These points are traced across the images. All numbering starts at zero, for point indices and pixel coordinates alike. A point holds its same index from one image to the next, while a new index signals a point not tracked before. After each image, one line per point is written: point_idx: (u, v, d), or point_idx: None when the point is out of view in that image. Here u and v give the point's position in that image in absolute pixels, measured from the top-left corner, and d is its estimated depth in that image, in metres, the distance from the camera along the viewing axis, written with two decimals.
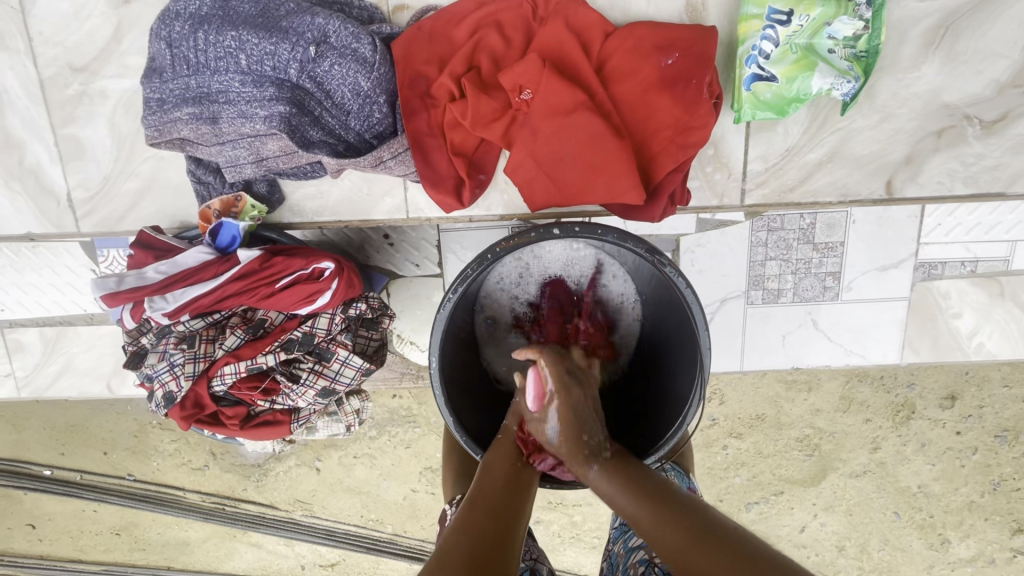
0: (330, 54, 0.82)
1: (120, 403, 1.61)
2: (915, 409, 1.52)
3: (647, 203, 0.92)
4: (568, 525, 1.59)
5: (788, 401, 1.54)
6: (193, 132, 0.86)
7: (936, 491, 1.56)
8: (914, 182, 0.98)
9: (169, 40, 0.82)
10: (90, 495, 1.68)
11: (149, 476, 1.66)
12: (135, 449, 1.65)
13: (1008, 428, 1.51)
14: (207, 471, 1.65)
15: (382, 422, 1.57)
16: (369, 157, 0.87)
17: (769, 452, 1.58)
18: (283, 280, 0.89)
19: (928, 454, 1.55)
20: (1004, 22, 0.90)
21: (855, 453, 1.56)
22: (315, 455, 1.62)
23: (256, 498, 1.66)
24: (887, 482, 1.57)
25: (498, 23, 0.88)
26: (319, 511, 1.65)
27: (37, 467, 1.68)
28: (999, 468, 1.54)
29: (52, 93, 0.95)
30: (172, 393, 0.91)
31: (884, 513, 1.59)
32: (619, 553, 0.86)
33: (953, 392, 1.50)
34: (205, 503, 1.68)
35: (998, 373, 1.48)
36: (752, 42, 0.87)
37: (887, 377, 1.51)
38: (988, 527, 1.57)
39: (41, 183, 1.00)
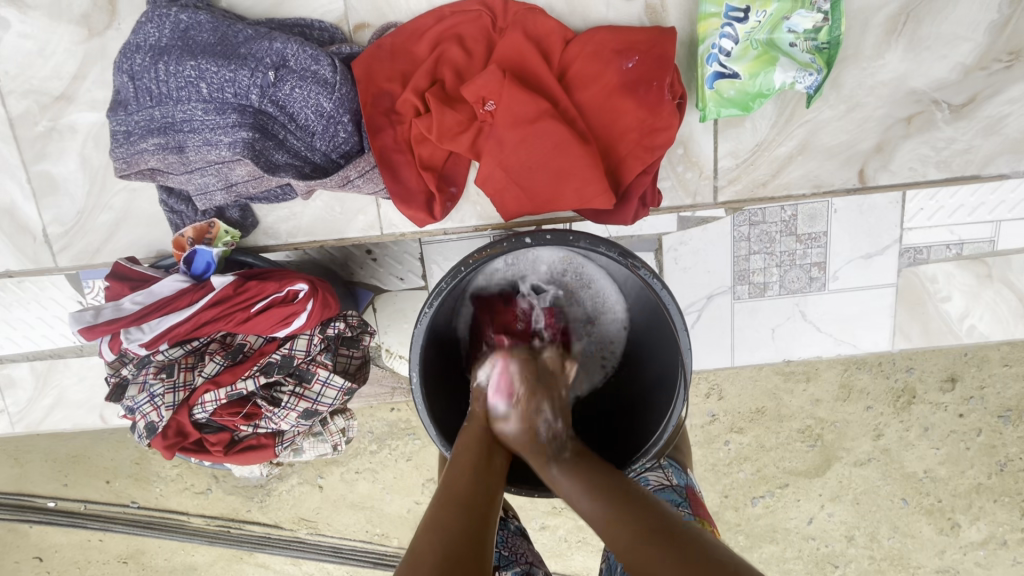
0: (291, 77, 0.82)
1: (118, 431, 1.62)
2: (915, 393, 1.51)
3: (618, 207, 0.92)
4: (574, 529, 1.58)
5: (788, 392, 1.53)
6: (160, 162, 0.87)
7: (942, 475, 1.55)
8: (886, 169, 0.98)
9: (131, 72, 0.83)
10: (94, 525, 1.68)
11: (152, 502, 1.66)
12: (136, 477, 1.66)
13: (1011, 408, 1.50)
14: (210, 495, 1.65)
15: (381, 436, 1.57)
16: (336, 177, 0.88)
17: (771, 445, 1.57)
18: (258, 305, 0.89)
19: (931, 438, 1.53)
20: (965, 6, 0.90)
21: (858, 441, 1.55)
22: (317, 472, 1.62)
23: (260, 519, 1.66)
24: (893, 469, 1.56)
25: (458, 36, 0.88)
26: (323, 529, 1.65)
27: (41, 499, 1.69)
28: (1005, 449, 1.52)
29: (23, 131, 0.96)
30: (154, 423, 0.91)
31: (891, 501, 1.58)
32: (616, 554, 0.85)
33: (953, 373, 1.49)
34: (210, 527, 1.67)
35: (997, 352, 1.47)
36: (711, 41, 0.87)
37: (885, 363, 1.50)
38: (998, 509, 1.55)
39: (17, 220, 1.00)
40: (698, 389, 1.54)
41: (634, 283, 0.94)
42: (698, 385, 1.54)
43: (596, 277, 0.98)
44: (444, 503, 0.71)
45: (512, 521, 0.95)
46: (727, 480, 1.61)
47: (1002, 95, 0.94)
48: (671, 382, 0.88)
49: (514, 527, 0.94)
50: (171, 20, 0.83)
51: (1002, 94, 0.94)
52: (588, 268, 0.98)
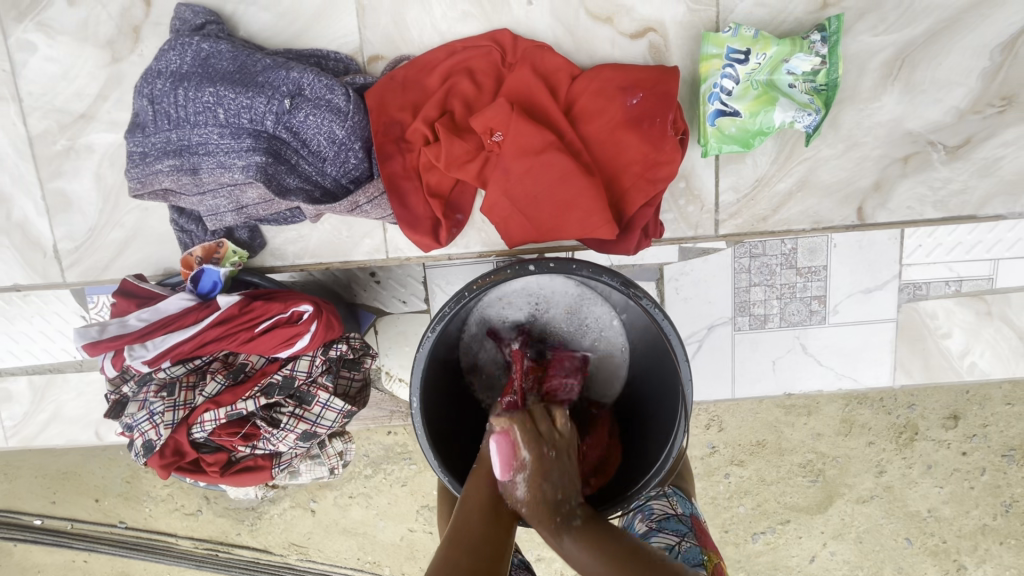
0: (305, 105, 0.84)
1: (112, 448, 1.61)
2: (917, 430, 1.50)
3: (621, 237, 0.94)
4: (570, 561, 1.55)
5: (788, 425, 1.52)
6: (174, 183, 0.89)
7: (946, 514, 1.53)
8: (885, 208, 0.99)
9: (151, 96, 0.85)
10: (81, 545, 1.66)
11: (143, 523, 1.63)
12: (126, 495, 1.64)
13: (1015, 447, 1.49)
14: (200, 515, 1.63)
15: (377, 460, 1.56)
16: (345, 203, 0.90)
17: (772, 479, 1.55)
18: (263, 324, 0.90)
19: (934, 476, 1.52)
20: (958, 53, 0.94)
21: (859, 478, 1.53)
22: (310, 495, 1.60)
23: (251, 543, 1.63)
24: (895, 507, 1.54)
25: (468, 70, 0.91)
26: (315, 555, 1.62)
27: (29, 516, 1.67)
28: (1010, 489, 1.51)
29: (41, 149, 0.98)
30: (151, 441, 0.90)
31: (894, 540, 1.56)
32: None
33: (956, 412, 1.49)
34: (198, 549, 1.65)
35: (998, 391, 1.47)
36: (713, 80, 0.90)
37: (886, 399, 1.49)
38: (1004, 551, 1.53)
39: (28, 235, 1.01)
40: (697, 421, 1.53)
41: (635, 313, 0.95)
42: (698, 417, 1.53)
43: (600, 311, 1.00)
44: (452, 545, 0.73)
45: (516, 553, 0.95)
46: (726, 515, 1.59)
47: (996, 138, 0.97)
48: (670, 417, 0.88)
49: (518, 560, 0.94)
50: (193, 48, 0.86)
51: (996, 138, 0.97)
52: (592, 300, 0.99)
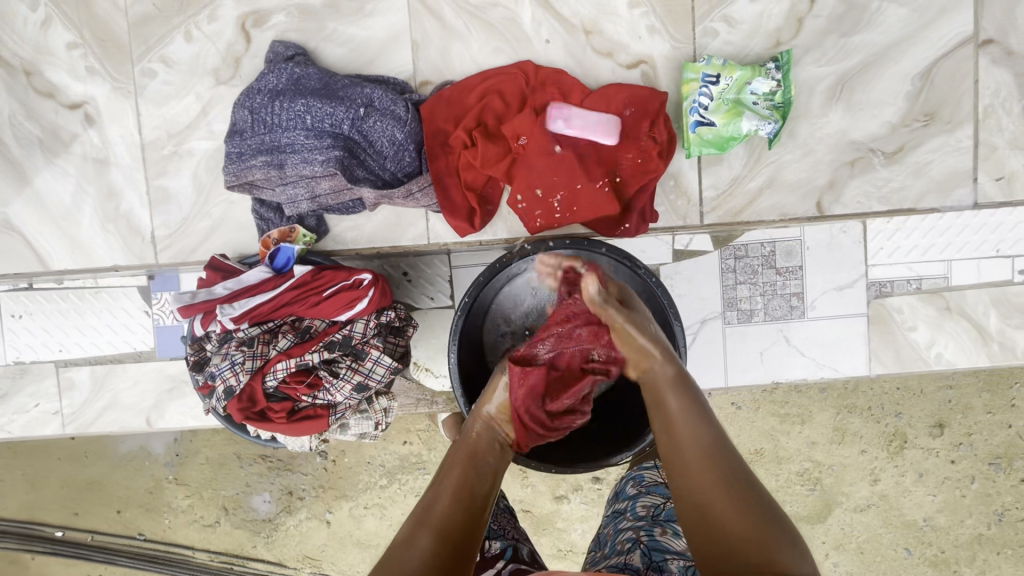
0: (375, 114, 1.08)
1: (137, 458, 1.75)
2: (906, 438, 1.66)
3: (622, 221, 1.15)
4: (578, 572, 1.65)
5: (784, 433, 1.68)
6: (263, 176, 1.10)
7: (942, 524, 1.68)
8: (839, 202, 1.21)
9: (253, 108, 1.09)
10: (99, 557, 1.77)
11: (158, 535, 1.76)
12: (147, 506, 1.77)
13: (1000, 456, 1.65)
14: (216, 528, 1.75)
15: (392, 470, 1.69)
16: (401, 189, 1.11)
17: (773, 487, 1.70)
18: (329, 289, 1.09)
19: (927, 484, 1.67)
20: (886, 80, 1.18)
21: (855, 486, 1.68)
22: (326, 505, 1.72)
23: (264, 556, 1.75)
24: (892, 516, 1.69)
25: (499, 91, 1.15)
26: (326, 567, 1.74)
27: (51, 528, 1.78)
28: (999, 498, 1.66)
29: (151, 153, 1.21)
30: (231, 387, 1.06)
31: (895, 550, 1.70)
32: (608, 532, 1.04)
33: (941, 420, 1.65)
34: (213, 562, 1.76)
35: (980, 400, 1.64)
36: (693, 97, 1.14)
37: (874, 407, 1.66)
38: (1002, 561, 1.68)
39: (132, 224, 1.22)
40: None
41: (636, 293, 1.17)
42: None
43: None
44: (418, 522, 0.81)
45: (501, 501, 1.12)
46: None
47: (924, 145, 1.20)
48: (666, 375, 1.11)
49: (504, 505, 1.12)
50: (286, 71, 1.10)
51: (924, 145, 1.20)
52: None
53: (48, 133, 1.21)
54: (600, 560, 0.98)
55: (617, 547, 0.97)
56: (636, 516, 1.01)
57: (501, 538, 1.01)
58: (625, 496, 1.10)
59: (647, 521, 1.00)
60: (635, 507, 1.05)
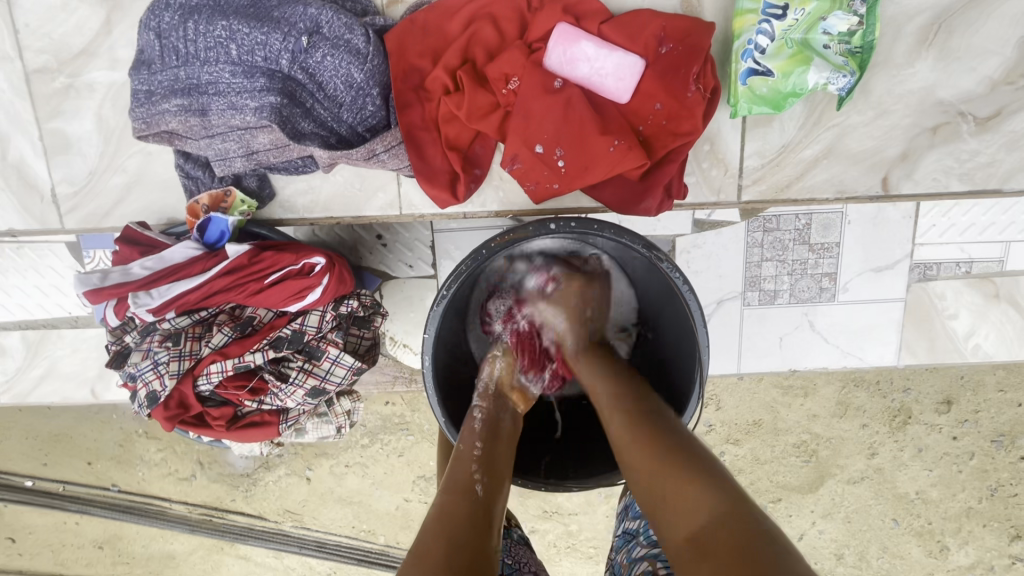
0: (323, 45, 0.80)
1: (105, 411, 1.61)
2: (910, 414, 1.52)
3: (643, 196, 0.91)
4: (563, 534, 1.56)
5: (785, 406, 1.53)
6: (181, 125, 0.85)
7: (934, 497, 1.56)
8: (910, 178, 0.98)
9: (159, 30, 0.81)
10: (72, 507, 1.65)
11: (134, 486, 1.64)
12: (120, 459, 1.63)
13: (1004, 433, 1.51)
14: (194, 481, 1.63)
15: (373, 430, 1.55)
16: (362, 149, 0.86)
17: (766, 458, 1.57)
18: (272, 276, 0.87)
19: (925, 459, 1.54)
20: (995, 20, 0.91)
21: (851, 459, 1.56)
22: (306, 463, 1.60)
23: (245, 509, 1.63)
24: (885, 488, 1.57)
25: (491, 15, 0.87)
26: (308, 523, 1.63)
27: (19, 478, 1.66)
28: (996, 473, 1.53)
29: (38, 87, 0.93)
30: (155, 392, 0.87)
31: (882, 520, 1.58)
32: (621, 561, 0.87)
33: (949, 396, 1.50)
34: (192, 514, 1.65)
35: (992, 377, 1.49)
36: (748, 36, 0.86)
37: (883, 381, 1.50)
38: (987, 533, 1.56)
39: (25, 178, 0.97)
40: None
41: (650, 279, 0.94)
42: None
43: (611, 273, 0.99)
44: (449, 488, 0.74)
45: (514, 531, 0.94)
46: None
47: None
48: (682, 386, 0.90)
49: (517, 535, 0.94)
50: None
51: None
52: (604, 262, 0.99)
53: None
54: None
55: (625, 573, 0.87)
56: None
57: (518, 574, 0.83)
58: None
59: None
60: None
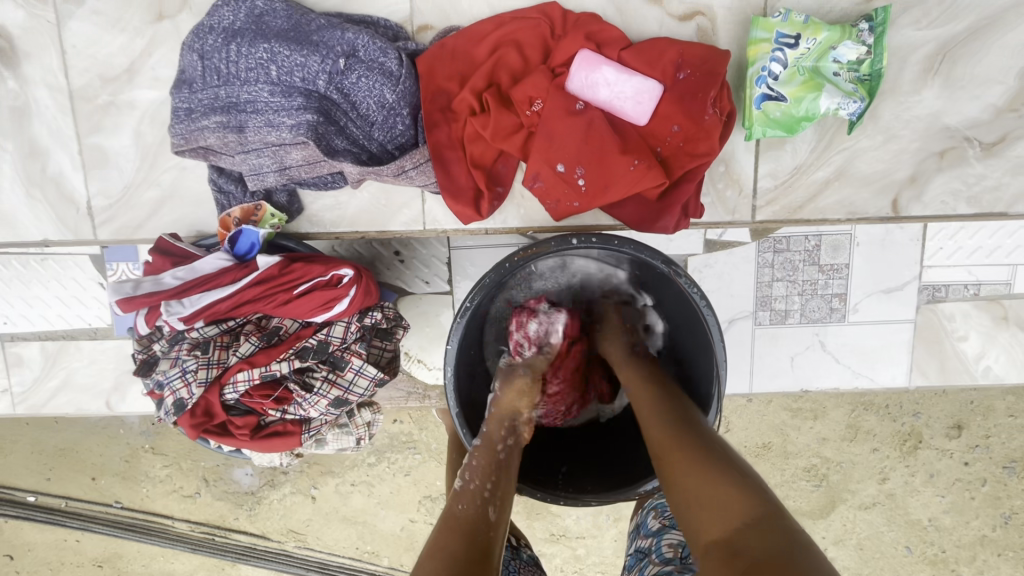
0: (359, 67, 0.85)
1: (113, 425, 1.61)
2: (921, 438, 1.52)
3: (660, 214, 0.94)
4: (571, 557, 1.54)
5: (795, 429, 1.54)
6: (219, 141, 0.88)
7: (947, 524, 1.54)
8: (919, 200, 1.01)
9: (202, 52, 0.86)
10: (74, 523, 1.64)
11: (137, 503, 1.63)
12: (124, 475, 1.63)
13: (1016, 459, 1.51)
14: (198, 499, 1.62)
15: (380, 449, 1.56)
16: (392, 166, 0.89)
17: (775, 482, 1.57)
18: (301, 287, 0.90)
19: (937, 485, 1.53)
20: (997, 51, 0.95)
21: (863, 484, 1.55)
22: (310, 482, 1.60)
23: (248, 529, 1.62)
24: (897, 515, 1.55)
25: (517, 42, 0.91)
26: (311, 543, 1.62)
27: (22, 493, 1.64)
28: (1010, 500, 1.52)
29: (81, 104, 0.97)
30: (183, 399, 0.89)
31: (894, 548, 1.57)
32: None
33: (960, 421, 1.50)
34: (194, 533, 1.64)
35: (1002, 402, 1.49)
36: (762, 64, 0.91)
37: (892, 406, 1.51)
38: (1001, 563, 1.55)
39: (62, 190, 1.00)
40: None
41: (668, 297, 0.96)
42: None
43: (630, 293, 1.01)
44: (446, 524, 0.73)
45: (523, 551, 0.95)
46: None
47: None
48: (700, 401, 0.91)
49: (527, 556, 0.94)
50: (247, 6, 0.86)
51: None
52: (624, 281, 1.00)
53: None
54: None
55: None
56: (662, 559, 0.87)
57: None
58: (649, 533, 0.96)
59: (675, 565, 0.86)
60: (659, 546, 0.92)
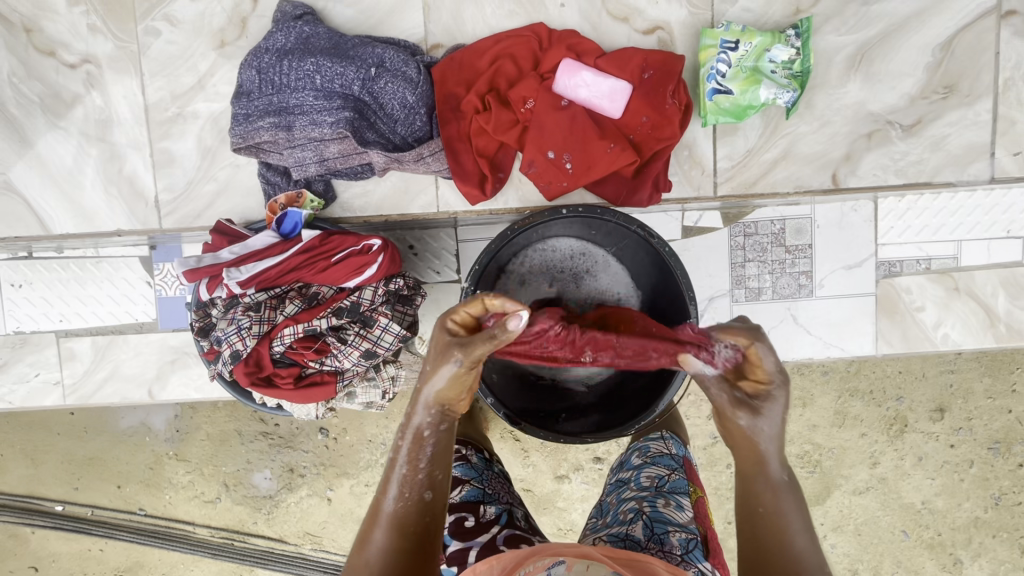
0: (386, 75, 1.06)
1: (137, 434, 1.74)
2: (906, 422, 1.61)
3: (636, 190, 1.13)
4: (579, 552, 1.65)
5: (786, 417, 1.63)
6: (270, 138, 1.08)
7: (940, 507, 1.64)
8: (854, 174, 1.19)
9: (260, 68, 1.06)
10: (99, 531, 1.76)
11: (159, 510, 1.75)
12: (148, 482, 1.75)
13: (999, 440, 1.61)
14: (217, 504, 1.74)
15: (393, 449, 1.68)
16: (412, 153, 1.09)
17: None
18: (338, 254, 1.07)
19: (926, 468, 1.63)
20: (906, 50, 1.16)
21: (855, 469, 1.64)
22: (327, 484, 1.71)
23: (265, 532, 1.74)
24: (891, 499, 1.65)
25: (512, 55, 1.12)
26: (327, 544, 1.73)
27: (49, 502, 1.77)
28: (997, 482, 1.63)
29: (154, 115, 1.18)
30: (239, 351, 1.05)
31: (893, 533, 1.66)
32: (611, 501, 1.04)
33: (942, 404, 1.60)
34: (214, 539, 1.75)
35: (981, 385, 1.59)
36: (710, 64, 1.11)
37: (876, 391, 1.61)
38: (998, 545, 1.65)
39: (135, 187, 1.20)
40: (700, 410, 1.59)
41: (649, 270, 1.13)
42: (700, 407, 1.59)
43: (621, 274, 1.17)
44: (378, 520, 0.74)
45: (495, 466, 1.16)
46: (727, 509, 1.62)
47: (943, 118, 1.19)
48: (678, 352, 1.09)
49: (496, 469, 1.16)
50: (295, 31, 1.07)
51: (942, 118, 1.19)
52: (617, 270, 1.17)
53: (49, 92, 1.18)
54: (600, 527, 0.98)
55: (618, 517, 0.97)
56: (640, 487, 1.02)
57: (495, 502, 1.04)
58: (631, 467, 1.10)
59: (651, 492, 1.01)
60: (638, 477, 1.06)
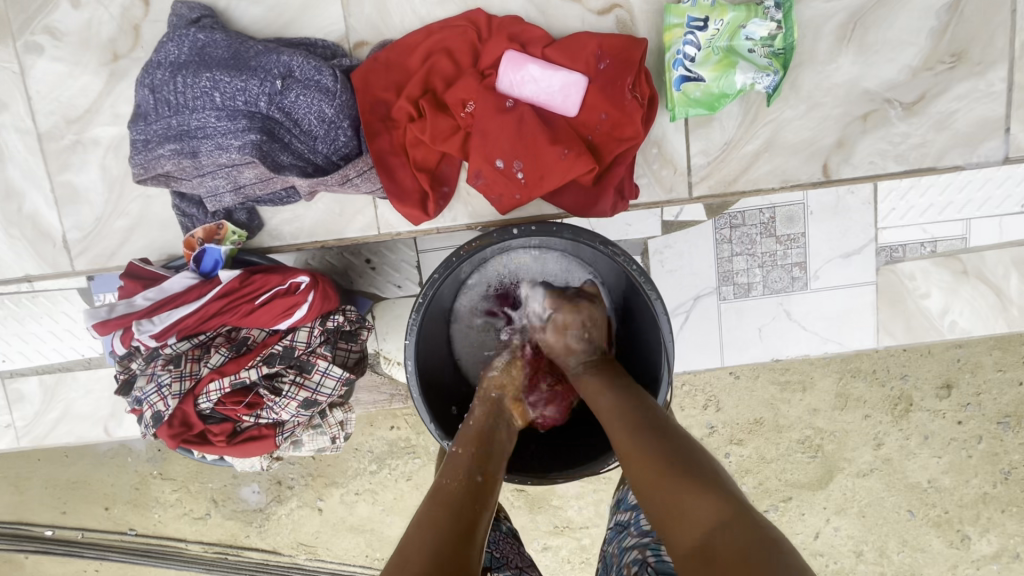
0: (296, 86, 0.91)
1: (119, 455, 1.61)
2: (912, 401, 1.46)
3: (598, 198, 0.99)
4: (576, 548, 1.54)
5: (785, 402, 1.47)
6: (175, 167, 0.94)
7: (947, 485, 1.49)
8: (848, 163, 1.05)
9: (152, 86, 0.92)
10: (92, 553, 1.64)
11: (150, 529, 1.63)
12: (135, 502, 1.62)
13: (1010, 414, 1.46)
14: (208, 520, 1.61)
15: (382, 456, 1.55)
16: (336, 175, 0.95)
17: (771, 457, 1.51)
18: (262, 296, 0.95)
19: (932, 446, 1.48)
20: (906, 14, 1.00)
21: (857, 451, 1.49)
22: (317, 494, 1.59)
23: (259, 545, 1.62)
24: (896, 479, 1.50)
25: (447, 48, 0.97)
26: (322, 554, 1.61)
27: (40, 527, 1.65)
28: (1007, 456, 1.47)
29: (49, 144, 1.04)
30: (160, 412, 0.95)
31: (898, 513, 1.52)
32: (612, 553, 0.88)
33: (949, 380, 1.45)
34: (206, 554, 1.64)
35: (989, 357, 1.43)
36: (676, 48, 0.96)
37: (880, 370, 1.45)
38: (1007, 519, 1.50)
39: (39, 227, 1.07)
40: (696, 401, 1.47)
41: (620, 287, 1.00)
42: (695, 397, 1.47)
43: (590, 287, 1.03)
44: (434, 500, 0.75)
45: (503, 523, 1.00)
46: None
47: (948, 93, 1.02)
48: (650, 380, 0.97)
49: (505, 528, 0.99)
50: (188, 39, 0.92)
51: (948, 93, 1.02)
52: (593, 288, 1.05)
53: None
54: None
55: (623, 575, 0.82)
56: (642, 531, 0.86)
57: (505, 569, 0.89)
58: (629, 506, 0.94)
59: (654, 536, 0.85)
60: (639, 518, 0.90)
